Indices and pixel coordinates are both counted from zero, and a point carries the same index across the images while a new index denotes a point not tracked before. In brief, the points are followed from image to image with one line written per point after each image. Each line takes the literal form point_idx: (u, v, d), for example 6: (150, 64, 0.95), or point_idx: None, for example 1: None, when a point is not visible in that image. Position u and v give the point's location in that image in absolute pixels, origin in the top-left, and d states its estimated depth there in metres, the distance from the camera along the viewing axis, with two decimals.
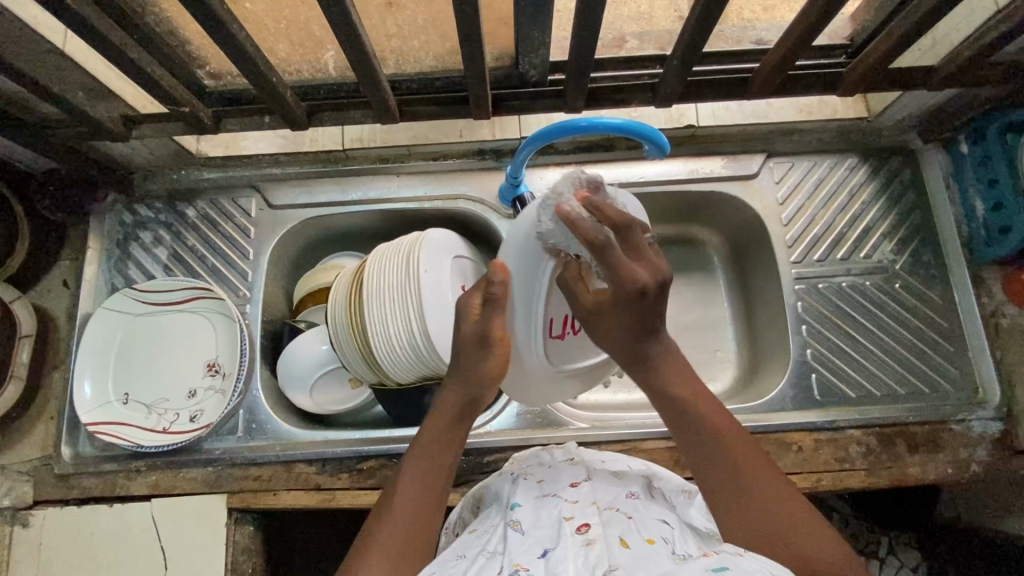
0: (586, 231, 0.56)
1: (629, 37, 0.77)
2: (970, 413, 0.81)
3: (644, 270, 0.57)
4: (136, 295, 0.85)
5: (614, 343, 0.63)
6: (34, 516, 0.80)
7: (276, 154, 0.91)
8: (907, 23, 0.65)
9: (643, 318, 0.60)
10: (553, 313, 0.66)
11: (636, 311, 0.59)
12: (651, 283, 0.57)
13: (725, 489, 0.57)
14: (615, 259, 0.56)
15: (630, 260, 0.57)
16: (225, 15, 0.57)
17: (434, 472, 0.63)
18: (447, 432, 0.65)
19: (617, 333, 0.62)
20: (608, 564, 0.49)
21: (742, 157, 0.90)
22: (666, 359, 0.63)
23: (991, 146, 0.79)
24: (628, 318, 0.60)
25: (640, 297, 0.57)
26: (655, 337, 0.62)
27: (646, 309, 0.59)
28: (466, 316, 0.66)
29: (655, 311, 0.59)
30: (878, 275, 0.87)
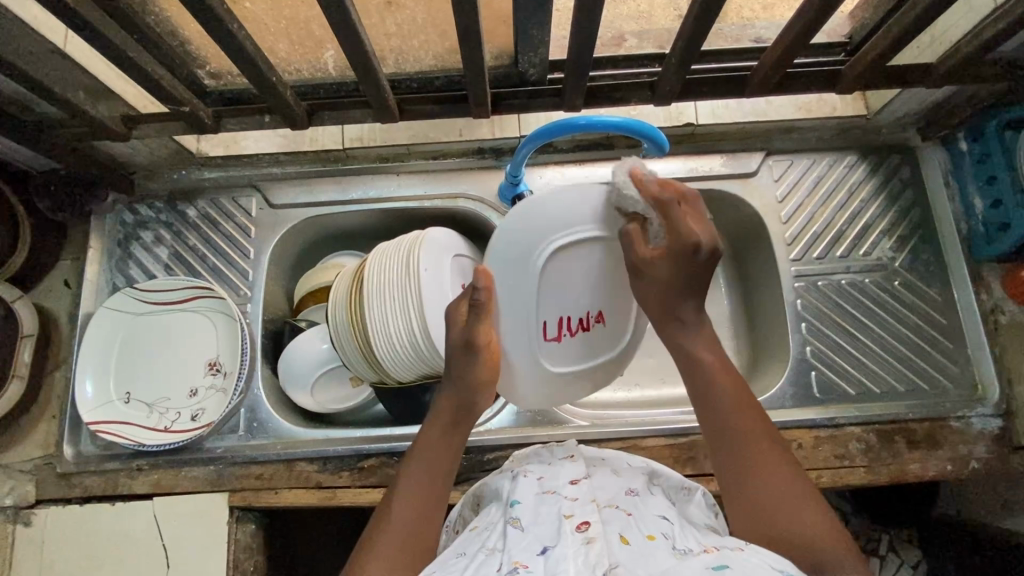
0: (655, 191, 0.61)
1: (629, 35, 0.78)
2: (968, 410, 0.82)
3: (703, 233, 0.62)
4: (136, 294, 0.85)
5: (650, 302, 0.64)
6: (36, 515, 0.80)
7: (276, 154, 0.90)
8: (906, 20, 0.65)
9: (688, 282, 0.63)
10: (545, 313, 0.66)
11: (688, 269, 0.62)
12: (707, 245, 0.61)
13: (733, 478, 0.58)
14: (679, 218, 0.61)
15: (693, 223, 0.62)
16: (225, 15, 0.57)
17: (433, 476, 0.63)
18: (444, 436, 0.67)
19: (661, 292, 0.63)
20: (609, 562, 0.49)
21: (741, 155, 0.90)
22: (700, 329, 0.65)
23: (990, 143, 0.80)
24: (675, 278, 0.62)
25: (692, 256, 0.61)
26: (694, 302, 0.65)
27: (697, 269, 0.62)
28: (455, 323, 0.67)
29: (702, 279, 0.63)
30: (877, 273, 0.88)
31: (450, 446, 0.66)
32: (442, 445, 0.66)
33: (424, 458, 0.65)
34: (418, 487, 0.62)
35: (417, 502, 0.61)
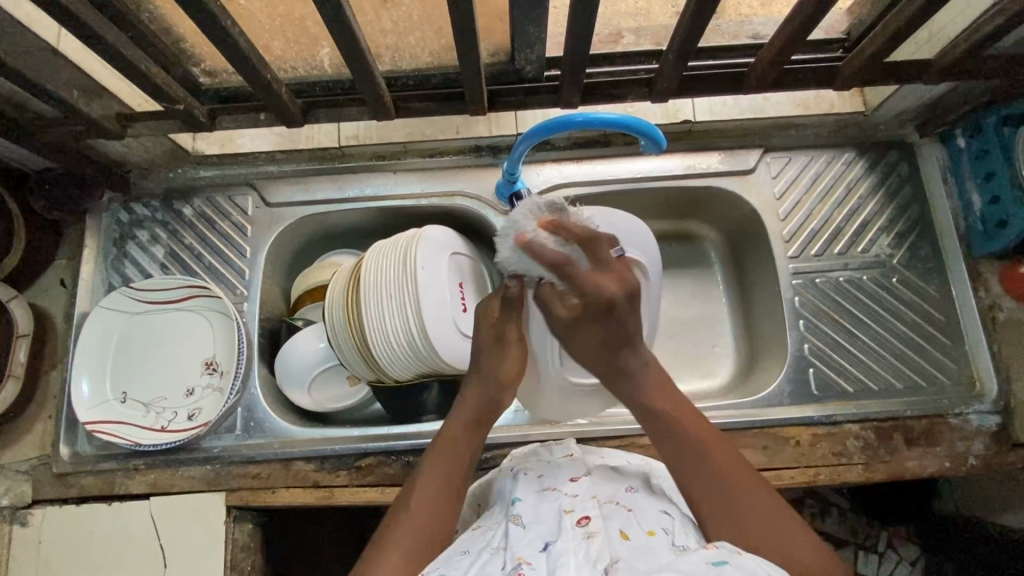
0: (546, 255, 0.58)
1: (626, 32, 0.80)
2: (966, 407, 0.81)
3: (610, 281, 0.60)
4: (132, 293, 0.85)
5: (587, 358, 0.63)
6: (33, 516, 0.80)
7: (272, 151, 0.91)
8: (903, 17, 0.65)
9: (614, 333, 0.61)
10: None
11: (605, 324, 0.61)
12: (618, 295, 0.60)
13: (713, 491, 0.57)
14: (578, 273, 0.59)
15: (594, 273, 0.59)
16: (219, 12, 0.56)
17: (454, 471, 0.63)
18: (468, 432, 0.66)
19: (595, 349, 0.63)
20: (609, 557, 0.49)
21: (739, 152, 0.90)
22: (644, 368, 0.64)
23: (988, 140, 0.80)
24: (598, 335, 0.61)
25: (608, 310, 0.60)
26: (630, 349, 0.62)
27: (616, 323, 0.61)
28: (484, 322, 0.68)
29: (629, 325, 0.61)
30: (875, 270, 0.87)
31: (472, 443, 0.65)
32: (466, 442, 0.65)
33: (446, 453, 0.64)
34: (438, 482, 0.62)
35: (436, 497, 0.61)
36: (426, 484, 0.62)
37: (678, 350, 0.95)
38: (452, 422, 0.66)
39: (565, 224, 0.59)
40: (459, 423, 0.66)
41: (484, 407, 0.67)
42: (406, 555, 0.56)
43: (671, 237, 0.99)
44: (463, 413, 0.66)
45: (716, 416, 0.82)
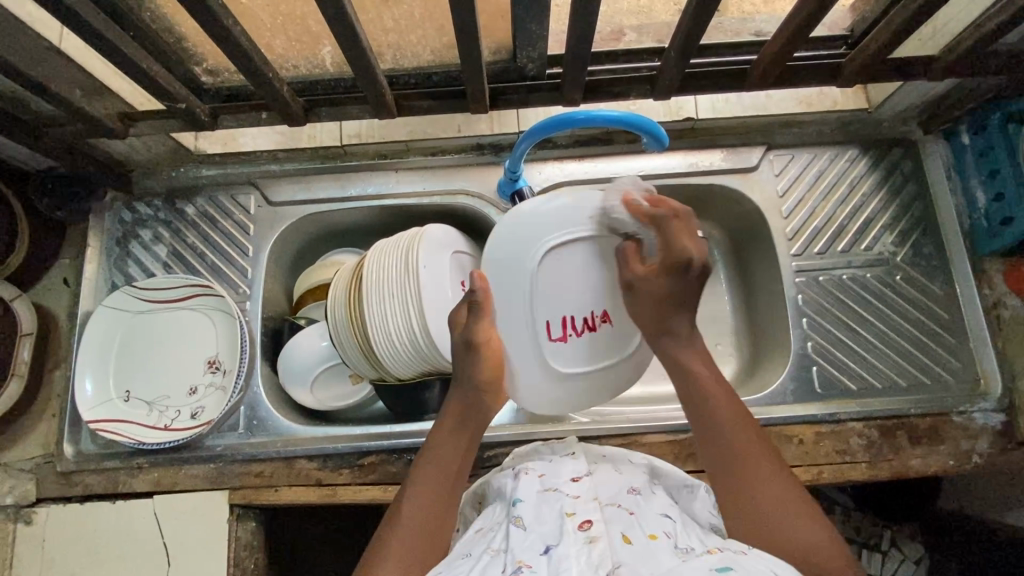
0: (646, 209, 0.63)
1: (628, 30, 0.79)
2: (970, 405, 0.81)
3: (695, 249, 0.62)
4: (136, 292, 0.85)
5: (643, 315, 0.64)
6: (37, 514, 0.80)
7: (274, 150, 0.91)
8: (907, 13, 0.65)
9: (680, 293, 0.63)
10: (546, 314, 0.66)
11: (679, 282, 0.62)
12: (699, 259, 0.61)
13: (726, 474, 0.59)
14: (669, 231, 0.62)
15: (685, 235, 0.62)
16: (220, 11, 0.56)
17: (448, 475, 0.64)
18: (458, 434, 0.66)
19: (652, 308, 0.64)
20: (611, 562, 0.49)
21: (742, 150, 0.89)
22: (691, 334, 0.65)
23: (994, 139, 0.80)
24: (664, 293, 0.63)
25: (684, 271, 0.62)
26: (687, 313, 0.64)
27: (689, 287, 0.63)
28: (453, 326, 0.67)
29: (695, 291, 0.63)
30: (878, 268, 0.87)
31: (465, 445, 0.66)
32: (457, 444, 0.66)
33: (439, 457, 0.65)
34: (432, 485, 0.63)
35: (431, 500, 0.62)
36: (420, 490, 0.62)
37: None
38: (442, 424, 0.67)
39: (664, 199, 0.64)
40: (450, 425, 0.67)
41: (473, 409, 0.67)
42: (404, 561, 0.57)
43: None
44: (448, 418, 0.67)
45: None
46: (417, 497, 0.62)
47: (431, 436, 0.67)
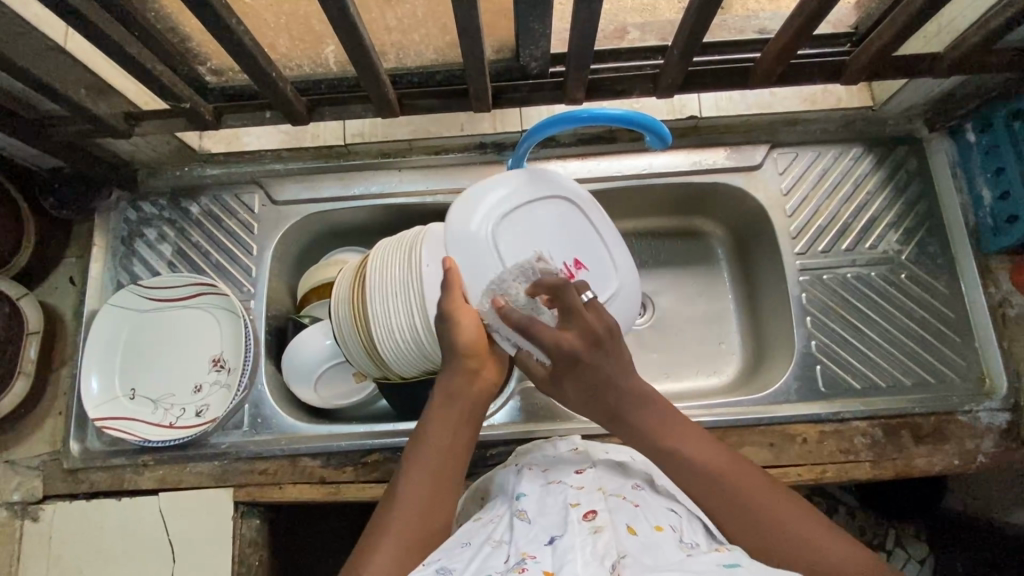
0: (513, 317, 0.60)
1: (630, 27, 0.77)
2: (976, 404, 0.80)
3: (575, 335, 0.58)
4: (142, 291, 0.85)
5: (586, 411, 0.62)
6: (44, 511, 0.81)
7: (278, 150, 0.91)
8: (912, 9, 0.64)
9: (592, 381, 0.59)
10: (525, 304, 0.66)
11: (577, 377, 0.60)
12: (581, 346, 0.58)
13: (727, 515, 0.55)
14: (540, 334, 0.59)
15: (559, 329, 0.59)
16: (223, 11, 0.57)
17: (445, 466, 0.59)
18: (458, 422, 0.61)
19: (581, 401, 0.62)
20: (617, 552, 0.48)
21: (745, 148, 0.89)
22: (635, 401, 0.60)
23: (998, 134, 0.79)
24: (578, 387, 0.60)
25: (572, 363, 0.59)
26: (609, 390, 0.59)
27: (590, 377, 0.59)
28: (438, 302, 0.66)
29: (606, 365, 0.59)
30: (883, 266, 0.87)
31: (464, 435, 0.61)
32: (453, 433, 0.60)
33: (434, 447, 0.59)
34: (427, 479, 0.58)
35: (427, 494, 0.57)
36: (415, 479, 0.58)
37: (683, 347, 0.95)
38: (436, 409, 0.61)
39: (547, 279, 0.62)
40: (450, 415, 0.61)
41: (471, 394, 0.62)
42: (400, 544, 0.53)
43: (675, 234, 0.99)
44: (446, 393, 0.62)
45: (723, 413, 0.81)
46: (409, 492, 0.57)
47: (424, 421, 0.61)
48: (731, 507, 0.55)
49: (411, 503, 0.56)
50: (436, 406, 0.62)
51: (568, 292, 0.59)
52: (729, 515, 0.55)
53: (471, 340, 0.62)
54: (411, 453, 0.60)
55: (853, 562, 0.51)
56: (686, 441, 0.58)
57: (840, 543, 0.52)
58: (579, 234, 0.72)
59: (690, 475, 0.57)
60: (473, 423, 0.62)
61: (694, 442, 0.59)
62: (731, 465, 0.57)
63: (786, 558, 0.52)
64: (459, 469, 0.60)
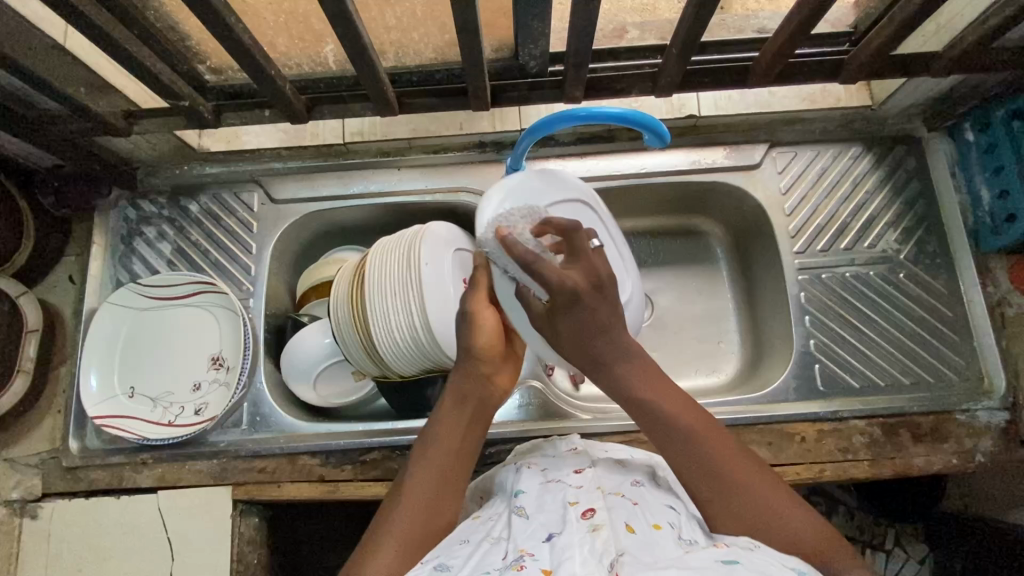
0: (518, 253, 0.57)
1: (630, 26, 0.78)
2: (975, 403, 0.80)
3: (581, 272, 0.58)
4: (141, 289, 0.86)
5: (576, 355, 0.60)
6: (43, 509, 0.81)
7: (277, 148, 0.91)
8: (910, 8, 0.64)
9: (590, 321, 0.58)
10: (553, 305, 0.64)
11: (575, 315, 0.58)
12: (584, 287, 0.57)
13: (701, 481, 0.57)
14: (550, 264, 0.57)
15: (564, 266, 0.58)
16: (222, 8, 0.57)
17: (455, 463, 0.60)
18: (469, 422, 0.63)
19: (572, 344, 0.60)
20: (615, 550, 0.48)
21: (744, 147, 0.89)
22: (630, 357, 0.60)
23: (997, 133, 0.79)
24: (574, 326, 0.58)
25: (574, 299, 0.57)
26: (607, 333, 0.59)
27: (588, 317, 0.58)
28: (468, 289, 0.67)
29: (607, 310, 0.58)
30: (882, 265, 0.87)
31: (473, 436, 0.63)
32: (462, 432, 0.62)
33: (442, 447, 0.61)
34: (436, 473, 0.59)
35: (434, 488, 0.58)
36: (423, 474, 0.59)
37: (682, 346, 0.95)
38: (448, 407, 0.63)
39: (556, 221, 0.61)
40: (460, 414, 0.63)
41: (483, 397, 0.64)
42: (406, 537, 0.54)
43: (674, 233, 1.00)
44: (457, 392, 0.64)
45: (723, 412, 0.81)
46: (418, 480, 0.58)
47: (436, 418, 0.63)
48: (703, 472, 0.57)
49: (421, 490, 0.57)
50: (449, 404, 0.64)
51: (579, 235, 0.59)
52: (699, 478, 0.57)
53: (489, 344, 0.66)
54: (422, 446, 0.61)
55: (808, 539, 0.53)
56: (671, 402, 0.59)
57: (801, 523, 0.54)
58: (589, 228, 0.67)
59: (668, 435, 0.58)
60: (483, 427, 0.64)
61: (680, 402, 0.59)
62: (712, 431, 0.58)
63: (748, 526, 0.54)
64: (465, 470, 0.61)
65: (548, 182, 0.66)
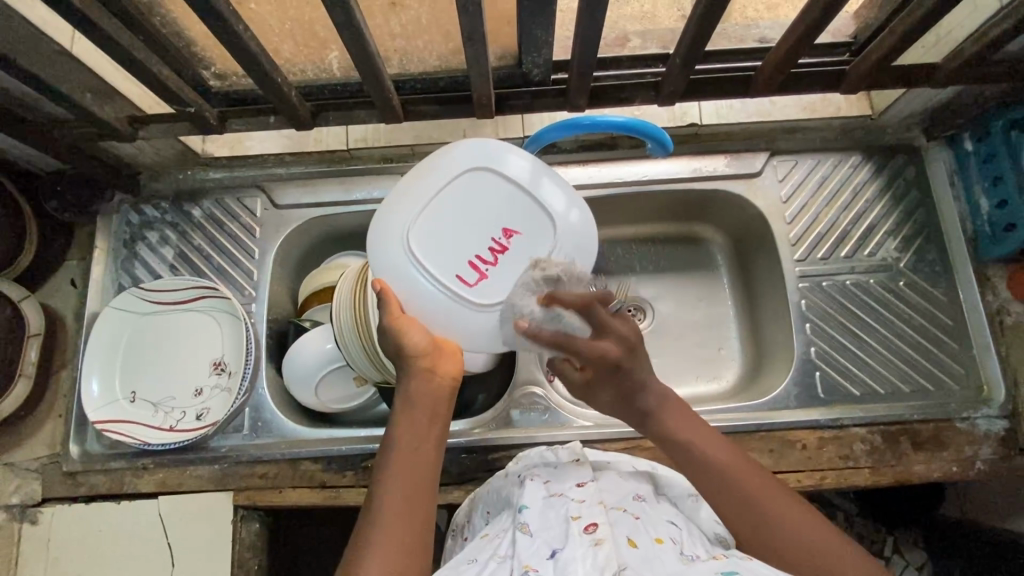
0: (547, 338, 0.61)
1: (632, 35, 0.80)
2: (974, 411, 0.81)
3: (609, 347, 0.62)
4: (143, 294, 0.85)
5: (613, 409, 0.67)
6: (42, 514, 0.81)
7: (281, 154, 0.92)
8: (909, 21, 0.65)
9: (620, 389, 0.64)
10: (458, 257, 0.61)
11: (613, 385, 0.64)
12: (617, 361, 0.62)
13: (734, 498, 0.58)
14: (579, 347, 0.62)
15: (591, 342, 0.62)
16: (231, 16, 0.57)
17: (420, 472, 0.57)
18: (425, 428, 0.60)
19: (610, 405, 0.67)
20: (617, 565, 0.49)
21: (745, 156, 0.90)
22: (663, 404, 0.64)
23: (996, 143, 0.80)
24: (610, 390, 0.65)
25: (613, 373, 0.63)
26: (641, 394, 0.64)
27: (623, 384, 0.64)
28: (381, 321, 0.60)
29: (639, 376, 0.63)
30: (881, 274, 0.87)
31: (432, 437, 0.60)
32: (418, 440, 0.59)
33: (402, 450, 0.58)
34: (405, 489, 0.56)
35: (404, 507, 0.55)
36: (393, 483, 0.56)
37: (683, 352, 0.95)
38: (400, 421, 0.60)
39: (563, 286, 0.61)
40: (414, 415, 0.60)
41: (433, 399, 0.61)
42: (390, 555, 0.52)
43: (675, 241, 1.00)
44: (405, 395, 0.60)
45: (723, 420, 0.82)
46: (388, 510, 0.54)
47: (389, 434, 0.60)
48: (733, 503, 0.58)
49: (390, 518, 0.54)
50: (400, 412, 0.60)
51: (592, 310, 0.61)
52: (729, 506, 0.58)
53: (418, 345, 0.59)
54: (381, 463, 0.58)
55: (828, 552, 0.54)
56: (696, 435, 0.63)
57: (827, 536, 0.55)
58: (481, 194, 0.62)
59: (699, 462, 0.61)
60: (439, 424, 0.61)
61: (705, 436, 0.63)
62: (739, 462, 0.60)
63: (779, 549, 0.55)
64: (429, 474, 0.58)
65: (417, 191, 0.62)
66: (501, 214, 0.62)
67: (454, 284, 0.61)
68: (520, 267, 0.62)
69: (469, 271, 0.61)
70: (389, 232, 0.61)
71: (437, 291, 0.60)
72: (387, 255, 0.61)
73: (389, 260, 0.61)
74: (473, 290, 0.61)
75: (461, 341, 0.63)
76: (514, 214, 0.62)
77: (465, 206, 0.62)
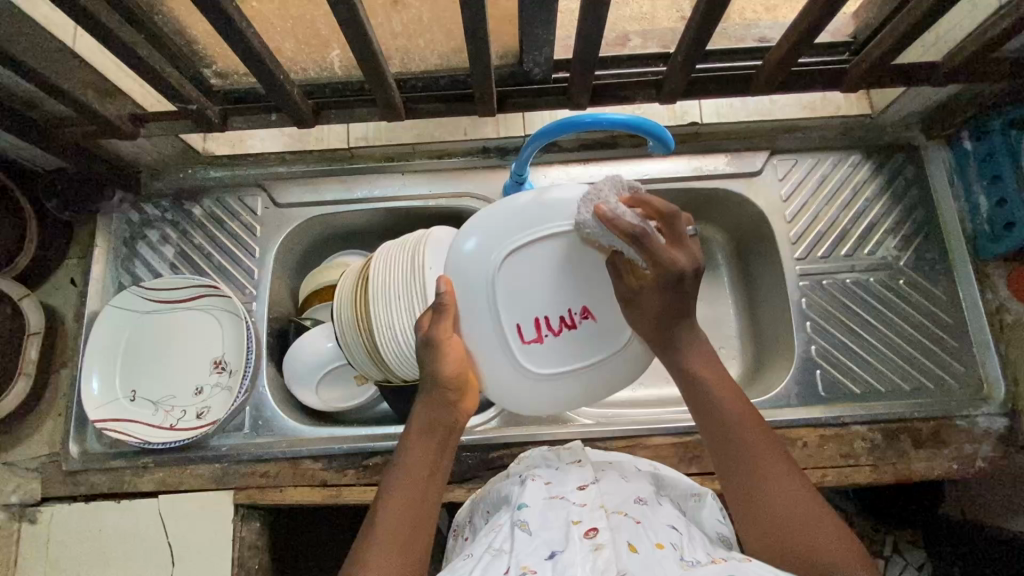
0: (629, 227, 0.53)
1: (632, 35, 0.80)
2: (974, 409, 0.81)
3: (682, 257, 0.57)
4: (143, 293, 0.85)
5: (643, 330, 0.59)
6: (42, 513, 0.81)
7: (283, 152, 0.92)
8: (909, 20, 0.66)
9: (675, 304, 0.59)
10: (530, 312, 0.57)
11: (672, 295, 0.57)
12: (689, 270, 0.57)
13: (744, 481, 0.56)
14: (656, 247, 0.55)
15: (667, 247, 0.56)
16: (234, 13, 0.57)
17: (428, 490, 0.58)
18: (437, 451, 0.60)
19: (650, 322, 0.59)
20: (616, 569, 0.49)
21: (745, 155, 0.90)
22: (695, 344, 0.62)
23: (995, 142, 0.80)
24: (661, 304, 0.58)
25: (678, 283, 0.57)
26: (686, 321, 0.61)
27: (683, 298, 0.58)
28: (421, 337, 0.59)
29: (689, 297, 0.59)
30: (882, 272, 0.88)
31: (442, 461, 0.60)
32: (432, 464, 0.59)
33: (414, 468, 0.58)
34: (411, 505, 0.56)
35: (409, 522, 0.55)
36: (400, 498, 0.56)
37: None
38: (415, 441, 0.60)
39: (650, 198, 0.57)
40: (428, 437, 0.60)
41: (447, 425, 0.61)
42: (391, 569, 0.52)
43: None
44: (422, 418, 0.61)
45: None
46: (392, 523, 0.54)
47: (401, 450, 0.60)
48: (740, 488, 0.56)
49: (394, 531, 0.54)
50: (416, 432, 0.61)
51: (677, 221, 0.57)
52: (737, 499, 0.56)
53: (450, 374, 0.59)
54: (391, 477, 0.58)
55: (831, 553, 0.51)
56: (726, 398, 0.60)
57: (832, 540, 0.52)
58: (583, 261, 0.57)
59: (718, 432, 0.59)
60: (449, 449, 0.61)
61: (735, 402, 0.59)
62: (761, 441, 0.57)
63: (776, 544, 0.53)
64: (438, 498, 0.58)
65: (495, 225, 0.57)
66: (589, 290, 0.58)
67: (511, 334, 0.57)
68: (572, 345, 0.59)
69: (530, 329, 0.57)
70: (484, 240, 0.57)
71: (493, 338, 0.58)
72: (466, 262, 0.57)
73: (465, 273, 0.58)
74: (521, 346, 0.58)
75: (494, 389, 0.62)
76: (599, 297, 0.58)
77: (562, 263, 0.57)
